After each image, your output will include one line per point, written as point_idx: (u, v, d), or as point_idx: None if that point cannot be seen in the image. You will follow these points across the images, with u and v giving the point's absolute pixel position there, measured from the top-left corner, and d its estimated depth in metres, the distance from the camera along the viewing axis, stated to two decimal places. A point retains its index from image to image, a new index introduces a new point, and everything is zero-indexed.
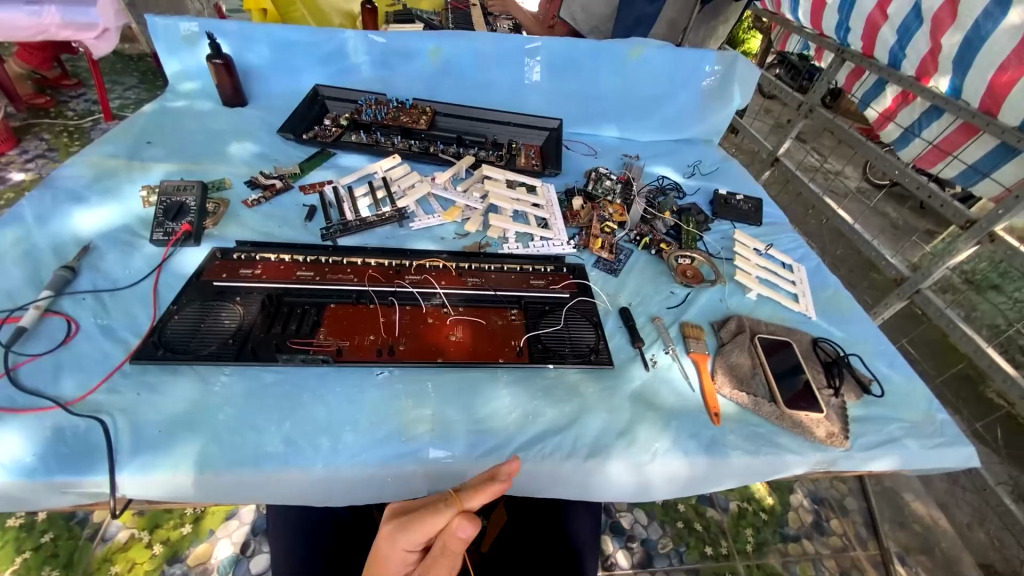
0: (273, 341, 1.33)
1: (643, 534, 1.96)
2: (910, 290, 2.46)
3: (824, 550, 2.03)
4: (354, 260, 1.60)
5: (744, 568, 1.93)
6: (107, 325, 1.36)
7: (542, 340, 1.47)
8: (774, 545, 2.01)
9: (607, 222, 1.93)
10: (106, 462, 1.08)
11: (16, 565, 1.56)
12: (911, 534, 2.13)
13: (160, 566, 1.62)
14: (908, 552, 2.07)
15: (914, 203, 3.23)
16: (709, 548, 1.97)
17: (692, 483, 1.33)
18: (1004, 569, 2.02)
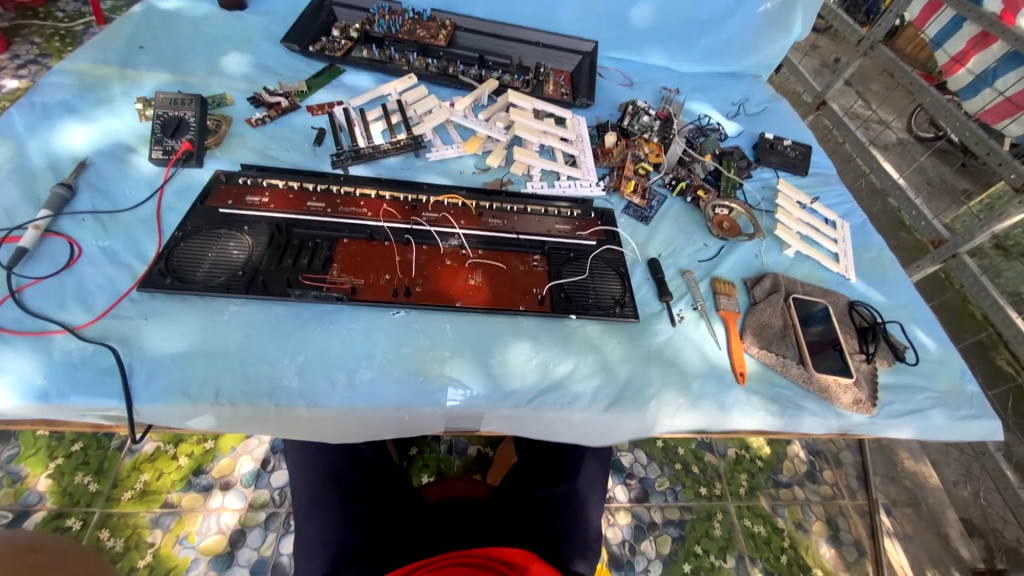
0: (284, 276, 1.26)
1: (642, 473, 2.02)
2: (948, 254, 2.29)
3: (814, 497, 2.09)
4: (367, 192, 1.48)
5: (734, 508, 2.00)
6: (111, 247, 1.29)
7: (565, 289, 1.38)
8: (766, 489, 2.07)
9: (641, 162, 1.76)
10: (118, 388, 1.06)
11: (50, 469, 1.64)
12: (901, 488, 2.19)
13: (186, 477, 1.70)
14: (895, 505, 2.14)
15: (956, 151, 2.86)
16: (703, 488, 2.03)
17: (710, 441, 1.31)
18: (982, 525, 2.09)
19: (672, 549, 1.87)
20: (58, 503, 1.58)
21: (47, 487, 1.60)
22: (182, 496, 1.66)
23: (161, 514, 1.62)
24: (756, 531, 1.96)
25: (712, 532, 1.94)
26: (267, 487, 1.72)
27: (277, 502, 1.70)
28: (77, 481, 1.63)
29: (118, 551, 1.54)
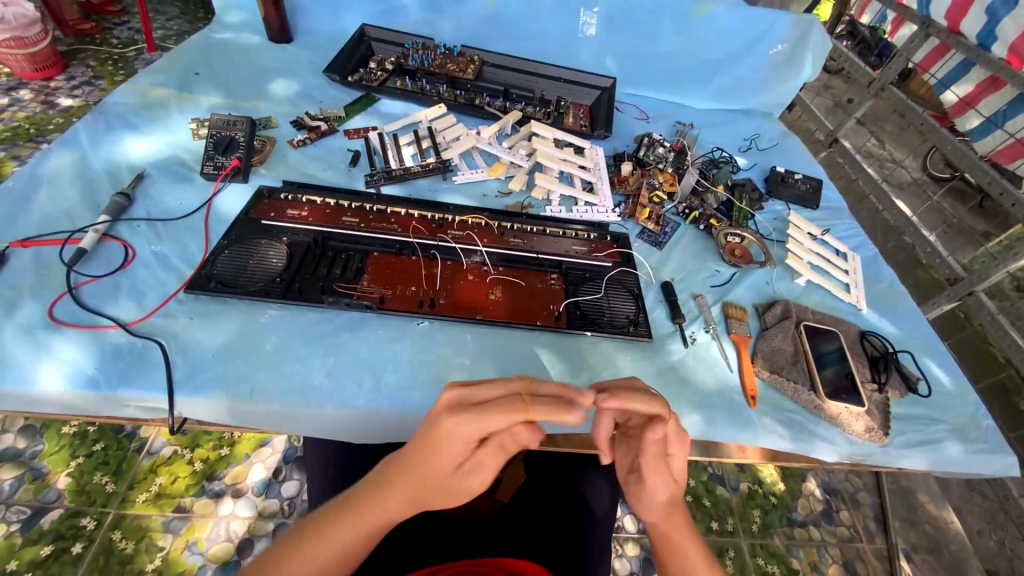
0: (319, 284, 1.35)
1: None
2: (964, 292, 2.31)
3: (830, 538, 2.04)
4: (397, 210, 1.59)
5: (748, 546, 1.96)
6: (161, 251, 1.40)
7: (582, 307, 1.44)
8: (780, 528, 2.03)
9: (656, 191, 1.85)
10: (160, 381, 1.14)
11: (71, 468, 1.70)
12: (921, 533, 2.12)
13: (199, 482, 1.75)
14: (915, 550, 2.08)
15: (973, 191, 2.93)
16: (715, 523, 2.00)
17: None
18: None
19: None
20: (75, 501, 1.64)
21: (66, 486, 1.66)
22: (195, 501, 1.71)
23: (173, 518, 1.66)
24: (769, 571, 1.92)
25: (723, 567, 1.90)
26: (276, 497, 1.75)
27: (286, 512, 1.73)
28: (95, 481, 1.69)
29: (130, 553, 1.58)
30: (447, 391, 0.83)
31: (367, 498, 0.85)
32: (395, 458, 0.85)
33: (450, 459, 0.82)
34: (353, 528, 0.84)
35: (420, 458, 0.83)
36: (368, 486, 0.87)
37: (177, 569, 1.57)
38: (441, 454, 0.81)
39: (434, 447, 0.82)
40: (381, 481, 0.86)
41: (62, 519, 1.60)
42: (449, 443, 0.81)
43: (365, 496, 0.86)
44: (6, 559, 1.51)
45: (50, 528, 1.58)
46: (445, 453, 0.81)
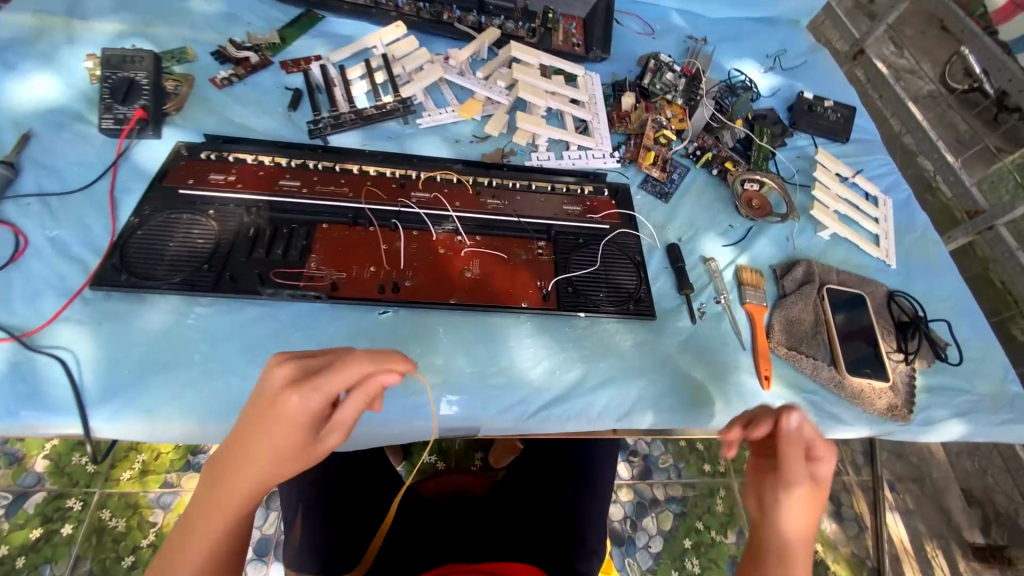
0: (256, 270, 1.11)
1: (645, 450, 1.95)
2: (982, 227, 2.06)
3: None
4: (348, 168, 1.30)
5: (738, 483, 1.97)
6: (58, 236, 1.14)
7: (574, 283, 1.23)
8: None
9: (663, 130, 1.55)
10: (73, 404, 0.96)
11: (47, 450, 1.53)
12: (906, 464, 2.09)
13: (184, 455, 1.58)
14: (898, 480, 2.06)
15: (990, 102, 2.15)
16: (707, 465, 1.96)
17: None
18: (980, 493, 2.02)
19: (672, 526, 1.84)
20: (57, 483, 1.49)
21: (44, 468, 1.51)
22: (182, 476, 1.57)
23: (162, 494, 1.53)
24: None
25: (713, 505, 1.90)
26: None
27: None
28: (75, 461, 1.53)
29: (121, 531, 1.47)
30: (267, 367, 0.68)
31: (182, 534, 0.66)
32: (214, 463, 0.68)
33: (276, 443, 0.65)
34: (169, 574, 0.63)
35: (233, 458, 0.66)
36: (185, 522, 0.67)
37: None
38: (262, 435, 0.65)
39: (250, 435, 0.65)
40: (199, 500, 0.67)
41: (47, 502, 1.47)
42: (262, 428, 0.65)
43: (182, 534, 0.66)
44: None
45: (36, 512, 1.46)
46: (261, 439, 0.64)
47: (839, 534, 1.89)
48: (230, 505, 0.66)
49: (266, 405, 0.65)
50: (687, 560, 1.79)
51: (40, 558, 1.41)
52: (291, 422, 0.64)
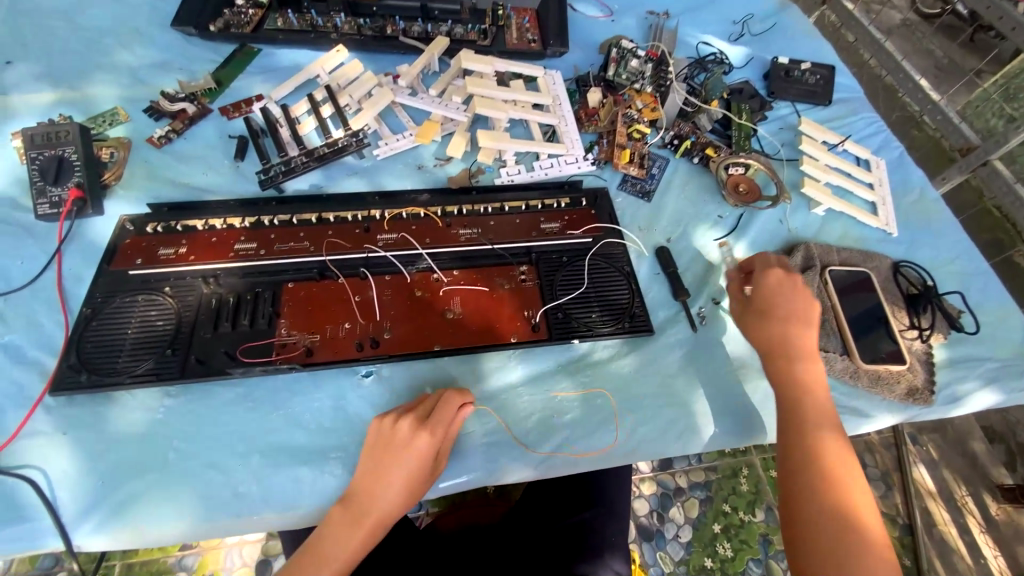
0: (223, 348, 1.04)
1: None
2: (977, 163, 1.85)
3: None
4: (306, 218, 1.21)
5: (760, 461, 1.80)
6: (10, 342, 1.07)
7: (562, 308, 1.16)
8: None
9: (635, 124, 1.45)
10: (51, 525, 0.90)
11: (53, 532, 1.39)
12: None
13: None
14: (920, 433, 1.85)
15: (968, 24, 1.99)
16: None
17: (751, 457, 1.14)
18: None
19: (700, 512, 1.70)
20: (76, 561, 1.36)
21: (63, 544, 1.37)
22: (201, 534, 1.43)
23: (183, 556, 1.40)
24: None
25: (737, 486, 1.76)
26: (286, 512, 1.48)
27: None
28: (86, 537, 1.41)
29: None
30: (375, 421, 0.92)
31: (327, 546, 0.81)
32: (348, 495, 0.88)
33: (409, 469, 0.87)
34: (319, 571, 0.78)
35: (370, 480, 0.87)
36: (321, 538, 0.82)
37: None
38: (394, 465, 0.87)
39: (376, 458, 0.89)
40: (340, 521, 0.84)
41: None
42: (393, 463, 0.87)
43: (320, 547, 0.81)
44: None
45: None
46: (396, 462, 0.87)
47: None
48: (374, 518, 0.84)
49: (397, 436, 0.89)
50: (719, 545, 1.66)
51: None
52: (417, 452, 0.88)
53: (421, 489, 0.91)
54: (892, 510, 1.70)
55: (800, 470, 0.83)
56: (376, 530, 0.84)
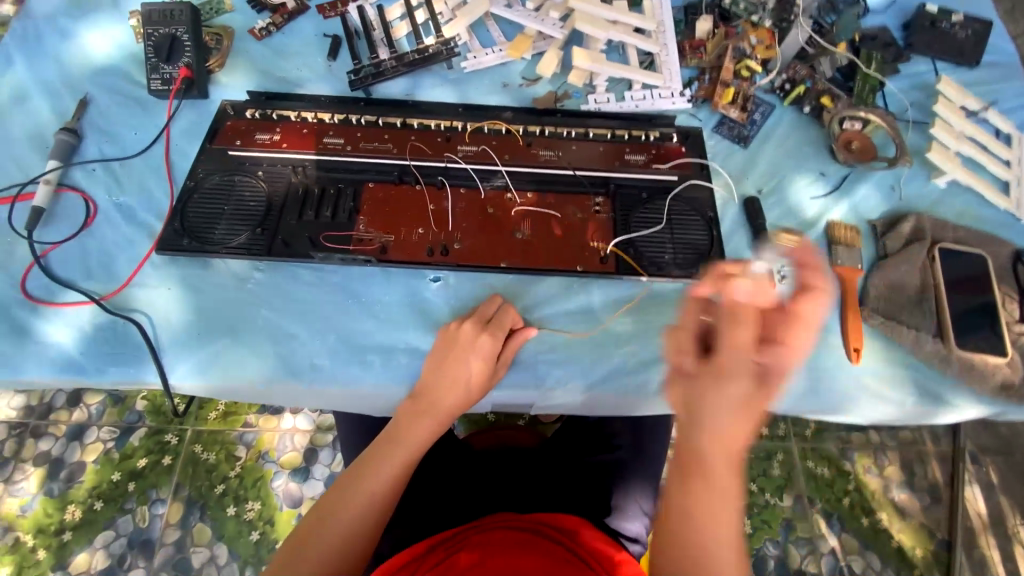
0: (307, 233, 1.10)
1: None
2: None
3: (891, 442, 1.73)
4: (391, 122, 1.22)
5: (798, 451, 1.70)
6: (123, 202, 1.17)
7: (636, 244, 1.12)
8: (835, 433, 1.72)
9: (746, 61, 1.32)
10: (153, 364, 1.01)
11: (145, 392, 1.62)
12: (992, 435, 1.74)
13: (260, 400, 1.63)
14: (982, 452, 1.73)
15: None
16: (766, 428, 1.72)
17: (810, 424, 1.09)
18: None
19: None
20: (156, 420, 1.59)
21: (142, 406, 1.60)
22: (260, 416, 1.62)
23: (244, 432, 1.59)
24: (818, 474, 1.68)
25: (770, 472, 1.68)
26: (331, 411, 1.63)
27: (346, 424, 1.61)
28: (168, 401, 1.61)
29: (213, 463, 1.55)
30: (449, 325, 1.02)
31: (405, 427, 0.93)
32: (417, 391, 0.98)
33: (478, 362, 0.97)
34: (397, 452, 0.89)
35: (440, 378, 0.97)
36: (397, 426, 0.93)
37: (255, 475, 1.55)
38: (460, 363, 0.97)
39: (444, 358, 0.99)
40: (415, 408, 0.95)
41: (150, 436, 1.57)
42: (460, 361, 0.97)
43: (400, 429, 0.93)
44: (110, 470, 1.53)
45: (140, 444, 1.57)
46: (459, 360, 0.96)
47: (911, 503, 1.66)
48: (443, 413, 0.94)
49: (463, 336, 0.99)
50: (737, 521, 1.62)
51: (147, 484, 1.52)
52: (482, 352, 0.98)
53: (482, 393, 0.99)
54: (931, 523, 1.64)
55: (682, 496, 0.86)
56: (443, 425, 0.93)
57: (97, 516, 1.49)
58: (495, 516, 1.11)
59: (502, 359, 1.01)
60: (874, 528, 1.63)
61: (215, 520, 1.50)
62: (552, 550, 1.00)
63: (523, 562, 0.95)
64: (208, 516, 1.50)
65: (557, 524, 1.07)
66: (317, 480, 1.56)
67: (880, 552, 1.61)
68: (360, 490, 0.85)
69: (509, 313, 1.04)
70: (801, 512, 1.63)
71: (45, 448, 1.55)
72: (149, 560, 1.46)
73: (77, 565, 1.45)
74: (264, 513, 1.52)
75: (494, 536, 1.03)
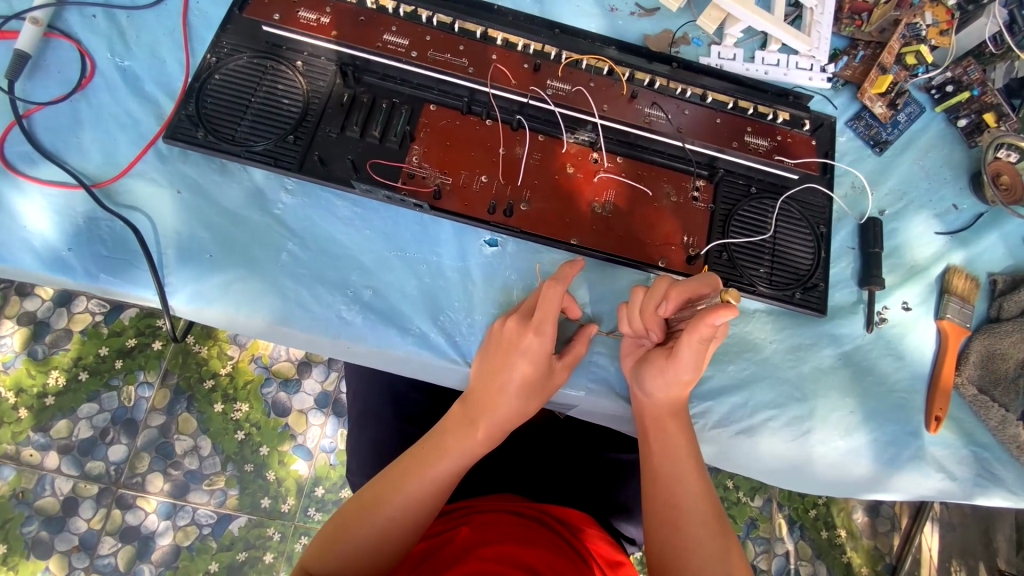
0: (349, 155, 0.90)
1: None
2: None
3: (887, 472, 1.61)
4: (469, 29, 0.97)
5: None
6: (129, 67, 0.94)
7: (731, 248, 0.95)
8: None
9: (917, 43, 1.06)
10: (150, 278, 0.85)
11: None
12: None
13: None
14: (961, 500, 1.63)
15: None
16: None
17: (842, 484, 0.93)
18: None
19: None
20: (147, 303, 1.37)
21: None
22: None
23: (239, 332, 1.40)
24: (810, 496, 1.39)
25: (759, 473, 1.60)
26: None
27: None
28: None
29: (204, 356, 1.38)
30: (490, 325, 0.86)
31: (427, 447, 0.79)
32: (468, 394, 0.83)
33: (529, 365, 0.80)
34: (408, 484, 0.76)
35: (487, 384, 0.81)
36: (404, 462, 0.78)
37: (245, 378, 1.38)
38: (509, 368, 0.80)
39: (492, 361, 0.83)
40: (451, 425, 0.80)
41: (141, 317, 1.38)
42: (507, 372, 0.80)
43: (425, 452, 0.79)
44: (97, 345, 1.35)
45: (131, 324, 1.37)
46: (511, 362, 0.80)
47: None
48: (488, 426, 0.80)
49: (507, 334, 0.82)
50: None
51: (135, 364, 1.35)
52: (533, 349, 0.80)
53: (539, 397, 0.83)
54: (894, 555, 1.39)
55: (662, 531, 0.73)
56: (490, 437, 0.80)
57: (81, 387, 1.33)
58: (501, 495, 0.89)
59: (563, 363, 0.84)
60: (829, 542, 1.38)
61: (203, 413, 1.35)
62: (561, 549, 0.79)
63: (524, 556, 0.74)
64: (196, 407, 1.35)
65: (568, 519, 0.85)
66: (306, 394, 1.40)
67: (828, 566, 1.36)
68: (373, 520, 0.74)
69: (571, 274, 0.81)
70: (767, 514, 1.38)
71: (30, 309, 1.35)
72: (132, 439, 1.32)
73: (59, 430, 1.30)
74: (251, 416, 1.37)
75: (499, 519, 0.81)
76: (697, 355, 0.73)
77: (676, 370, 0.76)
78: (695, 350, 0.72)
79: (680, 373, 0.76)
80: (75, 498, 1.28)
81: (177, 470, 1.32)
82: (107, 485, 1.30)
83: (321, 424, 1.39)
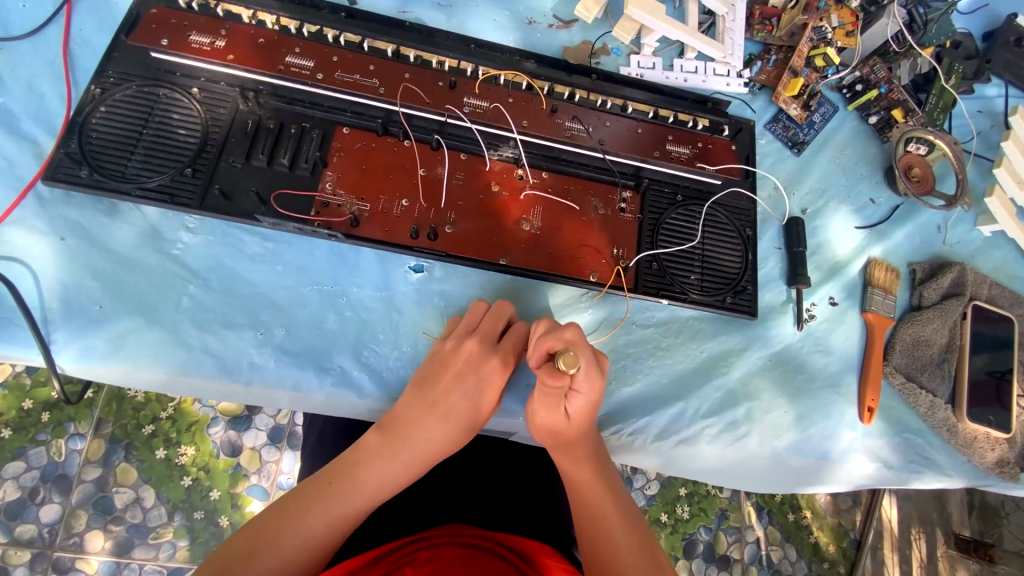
0: (254, 187, 0.84)
1: None
2: None
3: None
4: (379, 48, 0.93)
5: None
6: (3, 104, 0.86)
7: (661, 258, 0.94)
8: None
9: (824, 46, 1.08)
10: (32, 336, 0.77)
11: None
12: None
13: None
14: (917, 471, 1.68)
15: None
16: None
17: (785, 482, 0.94)
18: None
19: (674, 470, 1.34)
20: None
21: None
22: None
23: None
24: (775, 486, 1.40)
25: None
26: None
27: None
28: None
29: (141, 399, 1.21)
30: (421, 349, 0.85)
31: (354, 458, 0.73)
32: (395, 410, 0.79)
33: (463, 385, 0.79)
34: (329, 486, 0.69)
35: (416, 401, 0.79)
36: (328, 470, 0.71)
37: (189, 419, 1.22)
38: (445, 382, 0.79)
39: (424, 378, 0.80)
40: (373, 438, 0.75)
41: None
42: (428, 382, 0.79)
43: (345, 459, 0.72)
44: (20, 397, 1.17)
45: None
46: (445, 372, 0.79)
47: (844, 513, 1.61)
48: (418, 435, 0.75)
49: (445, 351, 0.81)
50: (678, 506, 1.33)
51: (65, 415, 1.18)
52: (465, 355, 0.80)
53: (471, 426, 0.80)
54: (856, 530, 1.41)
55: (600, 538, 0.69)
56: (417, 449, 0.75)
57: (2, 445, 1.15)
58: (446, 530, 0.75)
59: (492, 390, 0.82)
60: (796, 524, 1.38)
61: (144, 461, 1.18)
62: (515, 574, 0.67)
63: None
64: (134, 456, 1.18)
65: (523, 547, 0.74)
66: (259, 429, 1.25)
67: (795, 547, 1.37)
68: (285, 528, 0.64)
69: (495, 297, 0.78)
70: (737, 502, 1.36)
71: None
72: (66, 496, 1.14)
73: None
74: (198, 459, 1.21)
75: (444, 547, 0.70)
76: (554, 406, 0.74)
77: (540, 411, 0.76)
78: (549, 399, 0.73)
79: (541, 416, 0.76)
80: (4, 567, 1.10)
81: (119, 525, 1.15)
82: (41, 549, 1.12)
83: (276, 460, 1.24)
